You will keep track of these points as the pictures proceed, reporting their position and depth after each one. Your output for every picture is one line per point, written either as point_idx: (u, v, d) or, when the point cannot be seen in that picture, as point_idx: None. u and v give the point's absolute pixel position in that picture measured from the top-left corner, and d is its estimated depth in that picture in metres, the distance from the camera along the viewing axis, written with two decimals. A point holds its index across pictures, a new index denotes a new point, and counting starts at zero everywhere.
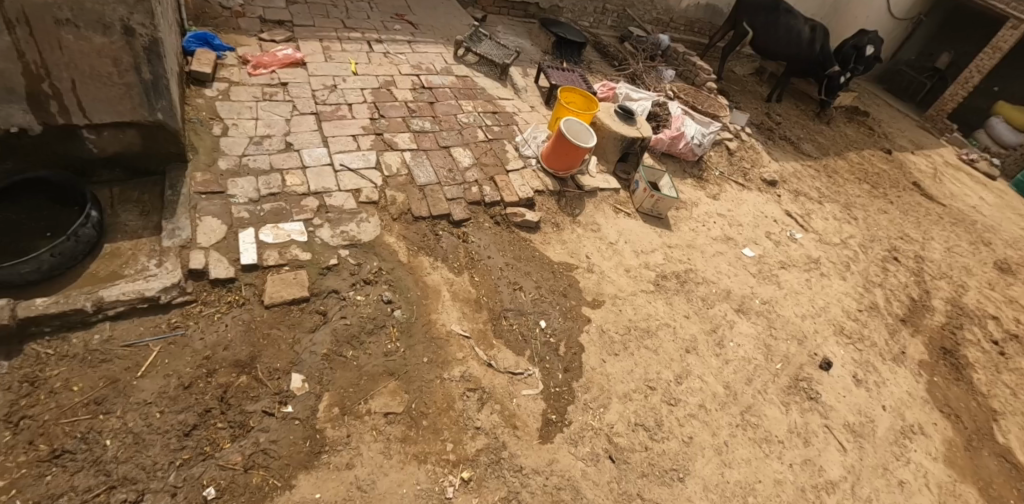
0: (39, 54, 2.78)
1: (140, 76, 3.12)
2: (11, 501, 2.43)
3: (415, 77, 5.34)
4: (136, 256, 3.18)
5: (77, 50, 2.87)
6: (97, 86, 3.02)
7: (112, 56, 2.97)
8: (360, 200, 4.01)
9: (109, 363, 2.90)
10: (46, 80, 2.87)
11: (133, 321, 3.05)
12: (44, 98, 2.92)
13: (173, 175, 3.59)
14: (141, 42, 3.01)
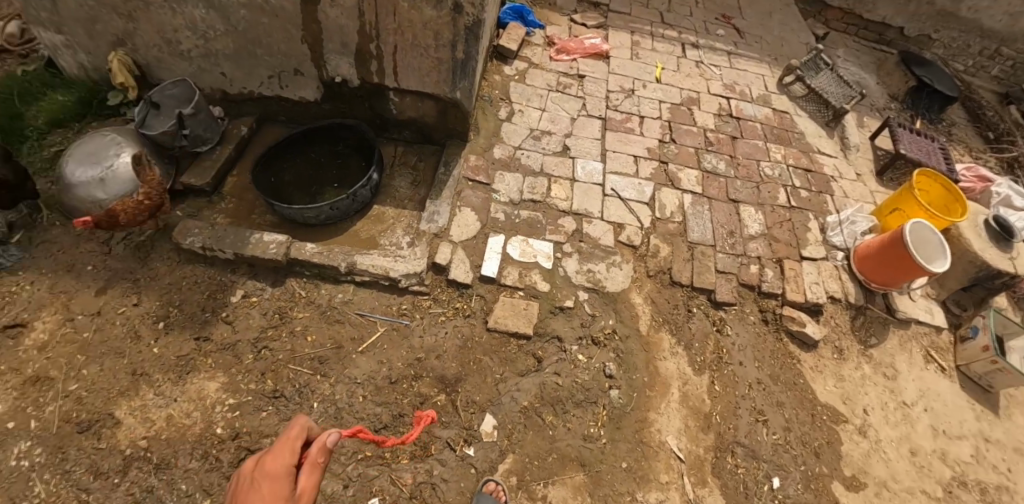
0: (376, 16, 2.91)
1: (454, 53, 3.07)
2: (234, 421, 2.61)
3: (726, 103, 4.70)
4: (395, 228, 3.18)
5: (407, 18, 2.92)
6: (414, 55, 3.11)
7: (435, 29, 2.96)
8: (619, 239, 3.50)
9: (341, 326, 2.90)
10: (375, 41, 3.04)
11: (371, 293, 3.02)
12: (369, 57, 3.13)
13: (450, 151, 3.58)
14: (466, 20, 2.90)
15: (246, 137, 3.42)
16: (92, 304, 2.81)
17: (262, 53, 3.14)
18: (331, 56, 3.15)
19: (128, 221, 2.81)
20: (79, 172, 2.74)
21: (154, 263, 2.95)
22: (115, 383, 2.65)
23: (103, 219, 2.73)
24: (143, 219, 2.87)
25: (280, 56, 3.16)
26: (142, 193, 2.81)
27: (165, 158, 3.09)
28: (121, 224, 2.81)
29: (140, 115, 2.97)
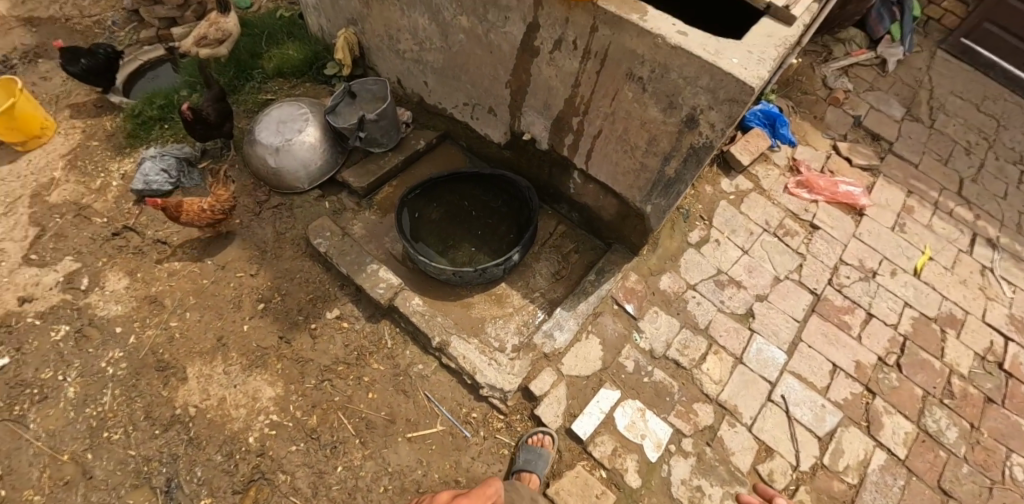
0: (590, 91, 2.45)
1: (663, 167, 2.44)
2: (265, 439, 2.50)
3: (1002, 344, 3.17)
4: (509, 320, 2.78)
5: (625, 107, 2.37)
6: (614, 148, 2.56)
7: (652, 134, 2.35)
8: (759, 468, 2.56)
9: (406, 401, 2.62)
10: (580, 116, 2.59)
11: (450, 378, 2.68)
12: (567, 128, 2.70)
13: (612, 258, 2.97)
14: (694, 139, 2.23)
15: (420, 154, 3.38)
16: (225, 256, 2.99)
17: (466, 82, 3.02)
18: (529, 111, 2.82)
19: (186, 222, 2.74)
20: (263, 135, 2.99)
21: (288, 242, 3.04)
22: (201, 341, 2.75)
23: (166, 211, 2.71)
24: (201, 226, 2.78)
25: (481, 91, 2.98)
26: (210, 201, 2.78)
27: (342, 150, 3.21)
28: (180, 222, 2.74)
29: (336, 100, 3.13)
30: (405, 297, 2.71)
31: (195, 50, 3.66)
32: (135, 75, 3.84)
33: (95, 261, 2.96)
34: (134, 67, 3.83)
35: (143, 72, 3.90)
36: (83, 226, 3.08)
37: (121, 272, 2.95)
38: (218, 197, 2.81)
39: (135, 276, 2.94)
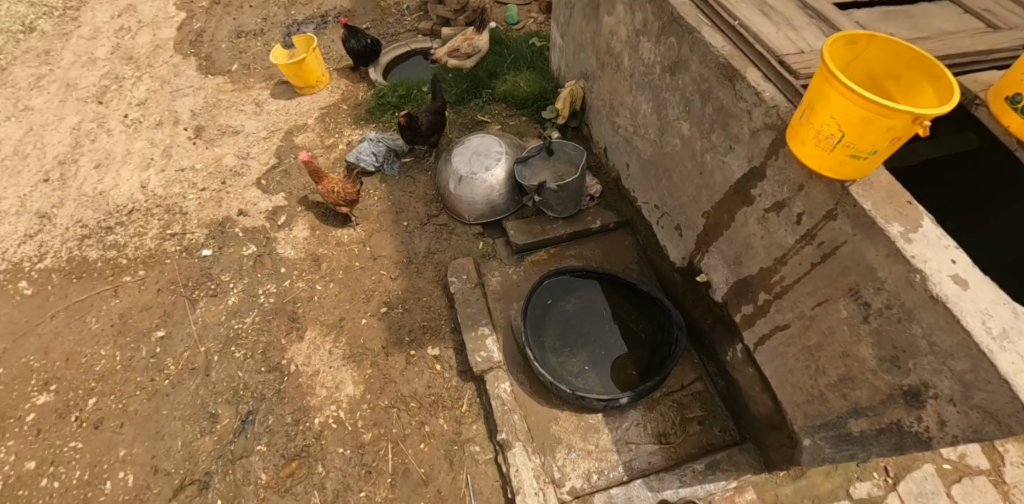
0: (794, 279, 1.84)
1: (852, 418, 1.73)
2: (326, 427, 2.68)
3: None
4: (576, 459, 2.40)
5: (832, 324, 1.72)
6: (800, 356, 1.91)
7: (853, 377, 1.66)
8: None
9: (447, 475, 2.48)
10: (770, 296, 2.00)
11: (495, 479, 2.46)
12: (750, 297, 2.13)
13: (734, 462, 2.34)
14: (903, 420, 1.51)
15: (589, 233, 3.20)
16: (382, 251, 3.32)
17: (666, 186, 2.71)
18: (715, 254, 2.34)
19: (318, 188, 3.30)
20: (457, 160, 3.21)
21: (432, 264, 3.21)
22: (330, 314, 3.09)
23: (313, 170, 3.30)
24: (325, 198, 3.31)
25: (676, 204, 2.63)
26: (343, 185, 3.36)
27: (517, 202, 3.27)
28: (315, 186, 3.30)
29: (529, 150, 3.22)
30: (495, 377, 2.59)
31: (445, 58, 4.38)
32: (397, 59, 4.89)
33: (303, 212, 3.65)
34: (399, 53, 4.89)
35: (404, 59, 4.96)
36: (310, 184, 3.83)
37: (313, 227, 3.54)
38: (349, 186, 3.39)
39: (320, 235, 3.48)
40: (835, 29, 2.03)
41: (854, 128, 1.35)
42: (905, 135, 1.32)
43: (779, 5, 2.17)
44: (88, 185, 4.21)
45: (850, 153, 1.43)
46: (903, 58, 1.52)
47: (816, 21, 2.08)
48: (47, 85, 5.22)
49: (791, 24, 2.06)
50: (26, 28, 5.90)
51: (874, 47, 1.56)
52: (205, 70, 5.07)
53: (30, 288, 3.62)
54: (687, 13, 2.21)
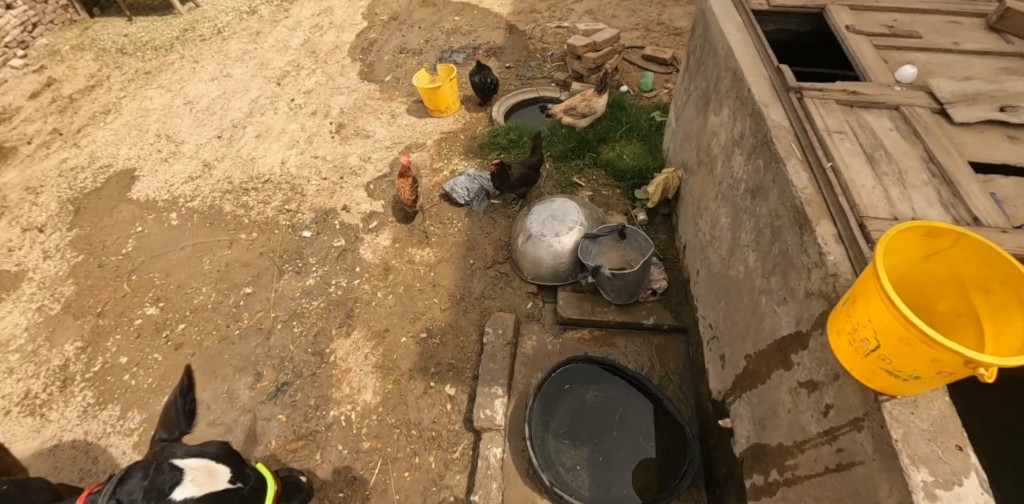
0: (805, 474, 1.65)
1: None
2: (336, 423, 2.93)
3: None
4: None
5: None
6: None
7: None
8: None
9: None
10: (781, 478, 1.80)
11: None
12: (763, 467, 1.93)
13: None
14: None
15: (639, 327, 2.88)
16: (442, 280, 3.51)
17: (723, 310, 2.41)
18: (744, 405, 2.14)
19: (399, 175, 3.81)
20: (530, 217, 3.09)
21: (478, 306, 3.30)
22: (379, 322, 3.38)
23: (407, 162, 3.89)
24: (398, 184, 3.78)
25: (725, 333, 2.38)
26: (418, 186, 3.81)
27: (575, 275, 3.07)
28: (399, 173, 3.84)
29: (602, 229, 2.94)
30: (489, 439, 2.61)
31: (558, 113, 3.97)
32: (522, 103, 4.85)
33: (392, 222, 4.00)
34: (525, 97, 4.85)
35: (529, 103, 4.86)
36: None
37: (396, 239, 3.87)
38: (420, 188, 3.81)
39: (398, 248, 3.80)
40: (956, 197, 1.70)
41: (893, 345, 1.17)
42: (954, 372, 1.09)
43: (894, 153, 1.90)
44: (244, 150, 5.09)
45: (887, 366, 1.23)
46: (997, 269, 1.15)
47: (933, 182, 1.78)
48: (247, 62, 6.41)
49: (897, 181, 1.79)
50: (254, 15, 7.38)
51: (959, 248, 1.23)
52: (363, 72, 5.75)
53: (177, 222, 4.55)
54: (781, 141, 2.02)
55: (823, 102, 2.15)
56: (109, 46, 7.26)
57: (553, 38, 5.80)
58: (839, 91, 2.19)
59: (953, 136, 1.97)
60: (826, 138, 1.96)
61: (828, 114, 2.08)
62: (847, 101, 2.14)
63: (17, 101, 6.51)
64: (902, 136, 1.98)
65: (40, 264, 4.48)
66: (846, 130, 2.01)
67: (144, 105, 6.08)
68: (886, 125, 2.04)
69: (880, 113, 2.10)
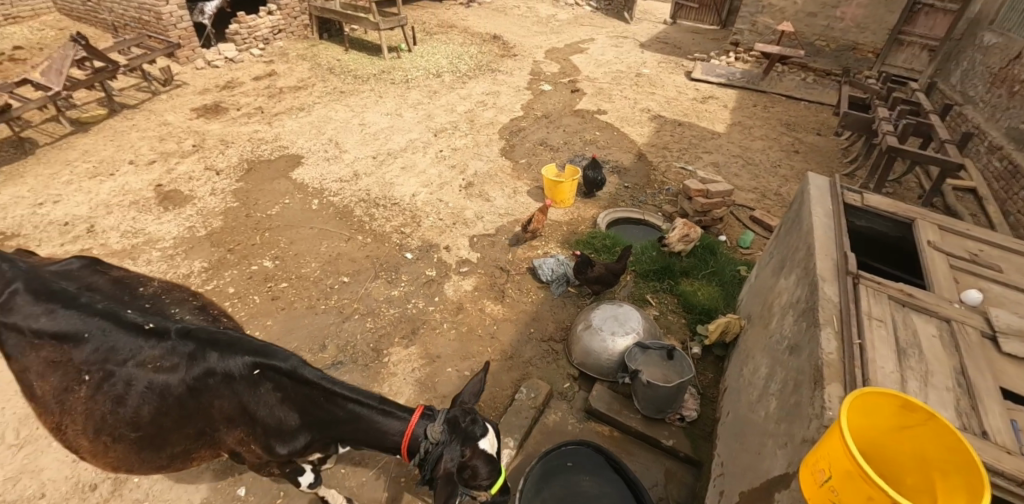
0: None
1: None
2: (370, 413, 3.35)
3: None
4: None
5: None
6: None
7: None
8: None
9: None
10: None
11: None
12: None
13: None
14: None
15: (654, 444, 2.98)
16: (500, 336, 3.89)
17: (727, 450, 2.45)
18: None
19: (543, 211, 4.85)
20: (595, 312, 3.45)
21: (519, 368, 3.62)
22: (436, 347, 3.85)
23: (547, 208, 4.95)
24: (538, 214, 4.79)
25: (731, 465, 2.33)
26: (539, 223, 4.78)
27: (614, 376, 3.27)
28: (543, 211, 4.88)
29: (654, 342, 3.17)
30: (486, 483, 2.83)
31: (676, 241, 4.25)
32: (626, 221, 5.17)
33: (479, 272, 4.55)
34: (630, 216, 5.17)
35: (632, 222, 5.18)
36: (499, 259, 4.70)
37: (476, 288, 4.39)
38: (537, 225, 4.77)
39: (475, 295, 4.31)
40: (975, 415, 1.57)
41: (843, 478, 1.18)
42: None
43: (927, 357, 1.76)
44: (388, 175, 6.14)
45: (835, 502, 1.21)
46: (956, 452, 1.13)
47: (957, 395, 1.64)
48: (418, 110, 7.81)
49: (920, 380, 1.68)
50: (438, 77, 8.99)
51: (929, 427, 1.21)
52: (505, 149, 6.75)
53: (316, 207, 5.55)
54: (823, 311, 1.98)
55: (874, 293, 2.04)
56: (324, 63, 9.23)
57: (674, 168, 6.33)
58: (896, 288, 2.05)
59: (997, 366, 1.75)
60: (864, 323, 1.87)
61: (873, 300, 2.00)
62: (900, 300, 2.00)
63: (243, 78, 8.45)
64: (942, 345, 1.82)
65: (204, 196, 5.67)
66: (887, 320, 1.90)
67: (329, 113, 7.59)
68: (930, 330, 1.88)
69: (931, 321, 1.93)
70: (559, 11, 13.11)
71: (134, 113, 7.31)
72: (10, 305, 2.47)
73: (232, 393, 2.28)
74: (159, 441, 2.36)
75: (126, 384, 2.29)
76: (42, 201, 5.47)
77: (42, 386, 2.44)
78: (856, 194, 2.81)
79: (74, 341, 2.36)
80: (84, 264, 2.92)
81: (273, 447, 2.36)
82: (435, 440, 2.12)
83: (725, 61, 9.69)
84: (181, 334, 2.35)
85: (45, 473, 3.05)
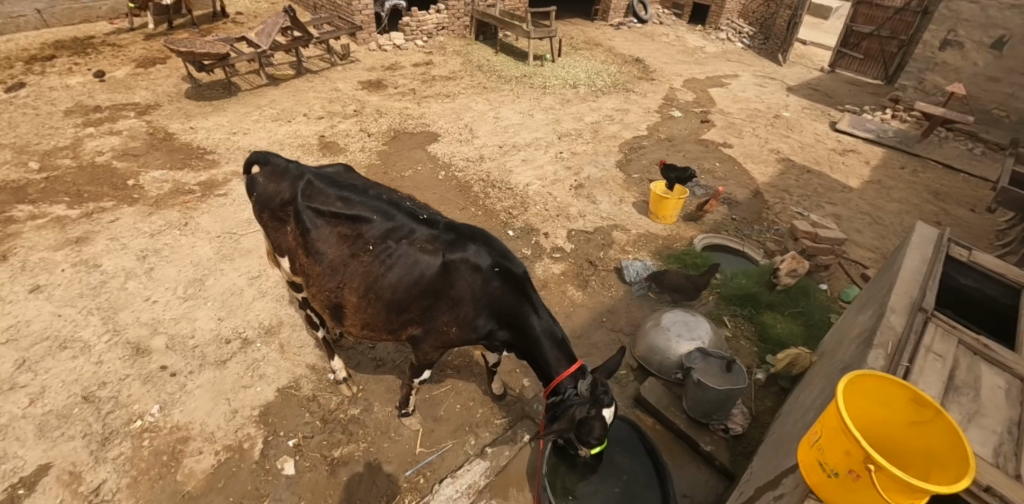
0: None
1: None
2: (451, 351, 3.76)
3: None
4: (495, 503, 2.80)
5: None
6: None
7: None
8: None
9: (447, 427, 3.23)
10: None
11: (453, 465, 3.02)
12: None
13: None
14: None
15: (692, 445, 3.11)
16: (574, 316, 4.15)
17: (763, 452, 2.62)
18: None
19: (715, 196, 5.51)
20: (667, 314, 3.57)
21: (583, 347, 3.87)
22: None
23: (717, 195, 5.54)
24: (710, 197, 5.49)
25: (757, 468, 2.45)
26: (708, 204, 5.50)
27: (671, 375, 3.39)
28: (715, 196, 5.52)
29: (717, 352, 3.27)
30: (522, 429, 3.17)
31: (784, 273, 4.28)
32: (724, 249, 5.14)
33: (569, 261, 4.82)
34: (728, 245, 5.13)
35: (730, 252, 5.12)
36: (591, 254, 4.94)
37: (564, 273, 4.65)
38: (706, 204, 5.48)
39: (561, 278, 4.57)
40: (1015, 459, 1.69)
41: (829, 439, 1.54)
42: (858, 472, 1.42)
43: (982, 401, 1.90)
44: (509, 163, 6.68)
45: (823, 461, 1.58)
46: (952, 448, 1.41)
47: (1002, 438, 1.77)
48: (548, 114, 8.35)
49: (965, 415, 1.84)
50: (573, 88, 9.47)
51: (936, 422, 1.48)
52: (621, 162, 6.99)
53: (442, 178, 6.25)
54: (882, 337, 2.19)
55: (945, 334, 2.19)
56: (474, 60, 10.20)
57: (790, 211, 6.08)
58: (974, 338, 2.17)
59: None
60: (919, 353, 2.06)
61: (941, 339, 2.16)
62: (973, 347, 2.13)
63: (404, 63, 9.69)
64: (1005, 397, 1.94)
65: (354, 151, 6.68)
66: (949, 359, 2.07)
67: (469, 103, 8.41)
68: (997, 382, 2.00)
69: (1001, 375, 2.04)
70: (708, 44, 12.96)
71: (314, 77, 8.77)
72: (311, 190, 2.85)
73: (474, 281, 2.67)
74: (403, 307, 2.72)
75: (398, 257, 2.68)
76: (236, 131, 6.90)
77: (329, 255, 2.76)
78: (964, 248, 2.96)
79: (365, 220, 2.73)
80: (345, 170, 3.32)
81: (484, 330, 2.78)
82: (580, 393, 2.46)
83: (880, 117, 8.95)
84: (446, 227, 2.79)
85: (197, 322, 3.90)
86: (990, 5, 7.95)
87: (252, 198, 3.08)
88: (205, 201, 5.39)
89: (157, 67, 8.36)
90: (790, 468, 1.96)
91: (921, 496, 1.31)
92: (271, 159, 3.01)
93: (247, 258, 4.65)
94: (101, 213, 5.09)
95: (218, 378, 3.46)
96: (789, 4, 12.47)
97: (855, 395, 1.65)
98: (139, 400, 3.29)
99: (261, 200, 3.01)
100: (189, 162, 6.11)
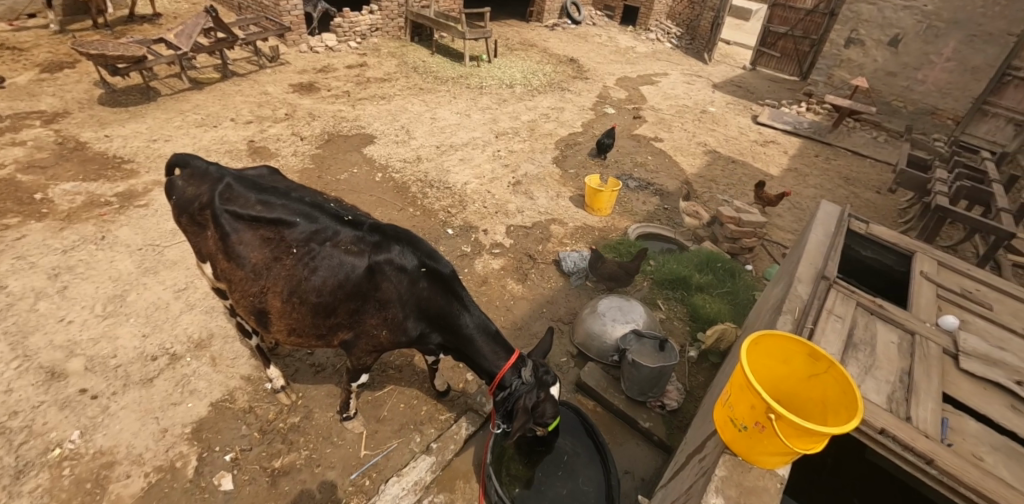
0: None
1: None
2: (392, 354, 3.73)
3: None
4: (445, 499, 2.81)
5: None
6: None
7: None
8: None
9: (392, 429, 3.21)
10: None
11: (400, 464, 3.02)
12: None
13: None
14: None
15: (632, 424, 3.26)
16: (514, 309, 4.23)
17: (696, 422, 2.77)
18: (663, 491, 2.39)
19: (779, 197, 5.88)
20: (603, 300, 3.73)
21: (525, 338, 3.96)
22: None
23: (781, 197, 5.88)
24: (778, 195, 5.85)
25: (690, 439, 2.60)
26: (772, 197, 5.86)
27: (610, 359, 3.54)
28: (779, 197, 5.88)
29: (649, 333, 3.42)
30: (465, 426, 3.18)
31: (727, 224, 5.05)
32: (657, 237, 5.39)
33: (509, 255, 4.90)
34: (661, 233, 5.40)
35: (664, 240, 5.39)
36: (529, 248, 5.05)
37: (503, 268, 4.72)
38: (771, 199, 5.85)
39: (501, 273, 4.64)
40: (905, 402, 1.91)
41: (738, 397, 1.69)
42: (762, 423, 1.58)
43: (877, 355, 2.13)
44: (447, 163, 6.68)
45: (733, 418, 1.73)
46: (844, 394, 1.60)
47: (895, 387, 1.99)
48: (486, 113, 8.41)
49: (863, 369, 2.06)
50: (510, 88, 9.59)
51: (829, 373, 1.68)
52: (557, 158, 7.17)
53: (379, 180, 6.15)
54: (791, 305, 2.42)
55: (845, 298, 2.44)
56: (410, 62, 10.10)
57: (715, 199, 6.47)
58: (870, 300, 2.43)
59: (950, 377, 2.06)
60: (822, 316, 2.29)
61: (841, 302, 2.41)
62: (870, 308, 2.39)
63: (337, 65, 9.45)
64: (898, 350, 2.18)
65: (286, 155, 6.44)
66: (848, 319, 2.31)
67: (406, 105, 8.32)
68: (891, 337, 2.24)
69: (895, 330, 2.28)
70: (639, 44, 13.50)
71: (241, 80, 8.38)
72: (229, 192, 2.76)
73: (399, 282, 2.68)
74: (329, 311, 2.67)
75: (323, 259, 2.63)
76: (156, 138, 6.48)
77: (251, 258, 2.68)
78: (863, 222, 3.29)
79: (287, 223, 2.67)
80: (270, 173, 3.23)
81: (416, 332, 2.80)
82: (525, 381, 2.54)
83: (795, 110, 9.67)
84: (371, 228, 2.77)
85: (119, 341, 3.65)
86: (884, 7, 8.79)
87: (170, 203, 2.96)
88: (124, 213, 5.05)
89: (63, 71, 7.71)
90: (712, 430, 2.12)
91: (816, 439, 1.47)
92: (190, 161, 2.92)
93: (171, 271, 4.39)
94: (4, 231, 4.65)
95: (145, 398, 3.26)
96: (711, 6, 13.21)
97: (762, 355, 1.82)
98: (57, 427, 3.05)
99: (180, 204, 2.88)
100: (103, 172, 5.68)
